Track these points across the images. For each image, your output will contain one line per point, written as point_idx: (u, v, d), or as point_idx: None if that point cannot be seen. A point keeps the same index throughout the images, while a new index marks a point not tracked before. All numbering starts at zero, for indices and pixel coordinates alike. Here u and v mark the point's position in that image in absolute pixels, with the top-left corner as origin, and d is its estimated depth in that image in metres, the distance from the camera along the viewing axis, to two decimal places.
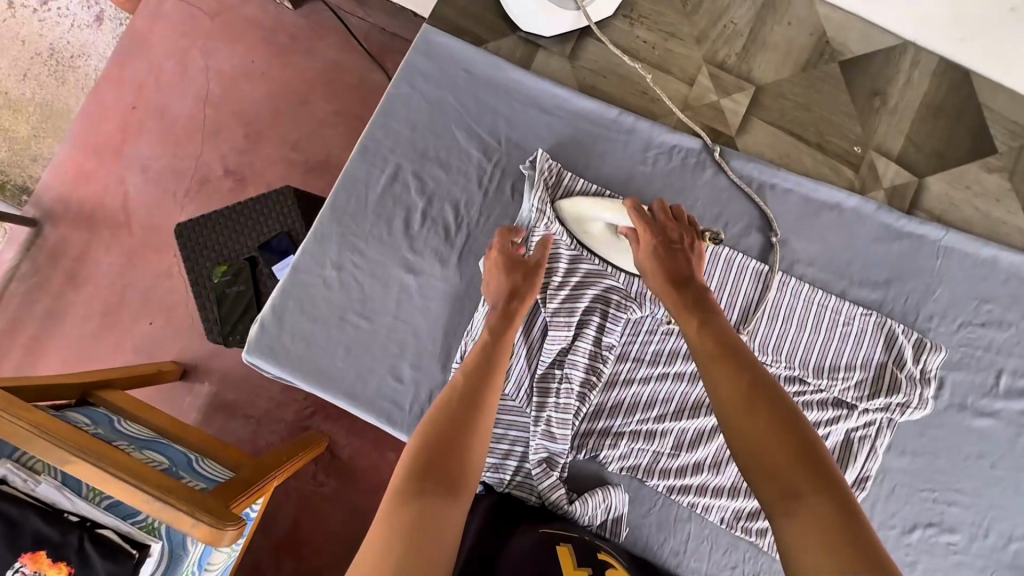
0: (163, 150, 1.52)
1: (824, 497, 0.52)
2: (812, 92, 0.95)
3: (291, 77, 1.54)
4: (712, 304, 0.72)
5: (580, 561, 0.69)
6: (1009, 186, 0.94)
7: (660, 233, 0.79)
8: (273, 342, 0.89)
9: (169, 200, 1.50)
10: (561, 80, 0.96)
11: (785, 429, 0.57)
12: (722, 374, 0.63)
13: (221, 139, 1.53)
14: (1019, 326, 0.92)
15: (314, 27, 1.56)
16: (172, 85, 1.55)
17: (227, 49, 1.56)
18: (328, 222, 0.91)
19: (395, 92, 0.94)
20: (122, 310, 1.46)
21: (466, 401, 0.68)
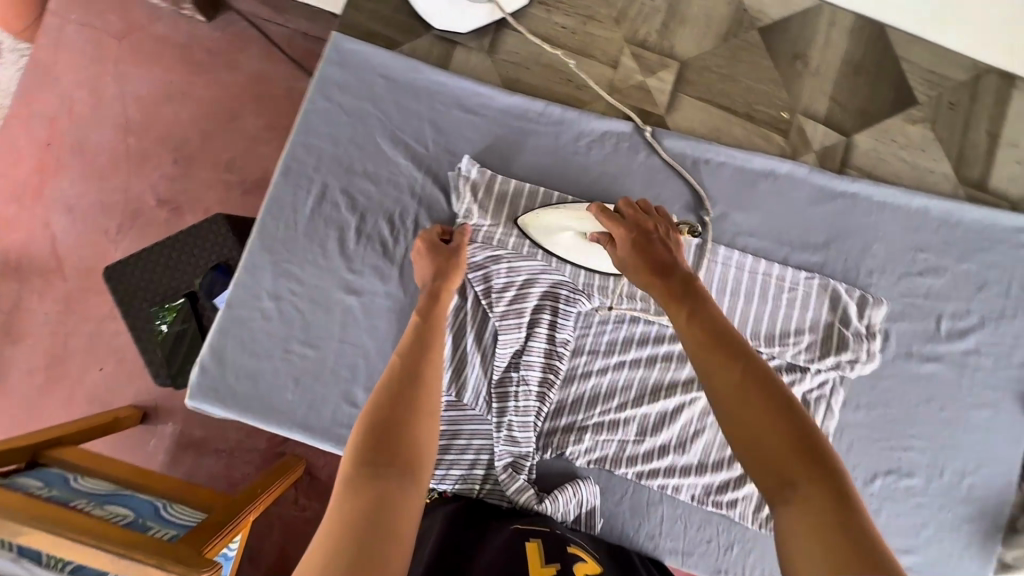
0: (87, 186, 1.44)
1: (820, 484, 0.48)
2: (735, 62, 0.95)
3: (213, 96, 1.47)
4: (700, 288, 0.65)
5: (548, 557, 0.65)
6: (932, 135, 0.96)
7: (635, 227, 0.73)
8: (217, 383, 0.85)
9: (101, 239, 1.42)
10: (482, 76, 0.93)
11: (781, 414, 0.52)
12: (714, 360, 0.58)
13: (148, 168, 1.45)
14: (953, 270, 0.94)
15: (231, 39, 1.48)
16: (86, 116, 1.45)
17: (140, 71, 1.47)
18: (259, 252, 0.87)
19: (313, 107, 0.90)
20: (67, 360, 1.38)
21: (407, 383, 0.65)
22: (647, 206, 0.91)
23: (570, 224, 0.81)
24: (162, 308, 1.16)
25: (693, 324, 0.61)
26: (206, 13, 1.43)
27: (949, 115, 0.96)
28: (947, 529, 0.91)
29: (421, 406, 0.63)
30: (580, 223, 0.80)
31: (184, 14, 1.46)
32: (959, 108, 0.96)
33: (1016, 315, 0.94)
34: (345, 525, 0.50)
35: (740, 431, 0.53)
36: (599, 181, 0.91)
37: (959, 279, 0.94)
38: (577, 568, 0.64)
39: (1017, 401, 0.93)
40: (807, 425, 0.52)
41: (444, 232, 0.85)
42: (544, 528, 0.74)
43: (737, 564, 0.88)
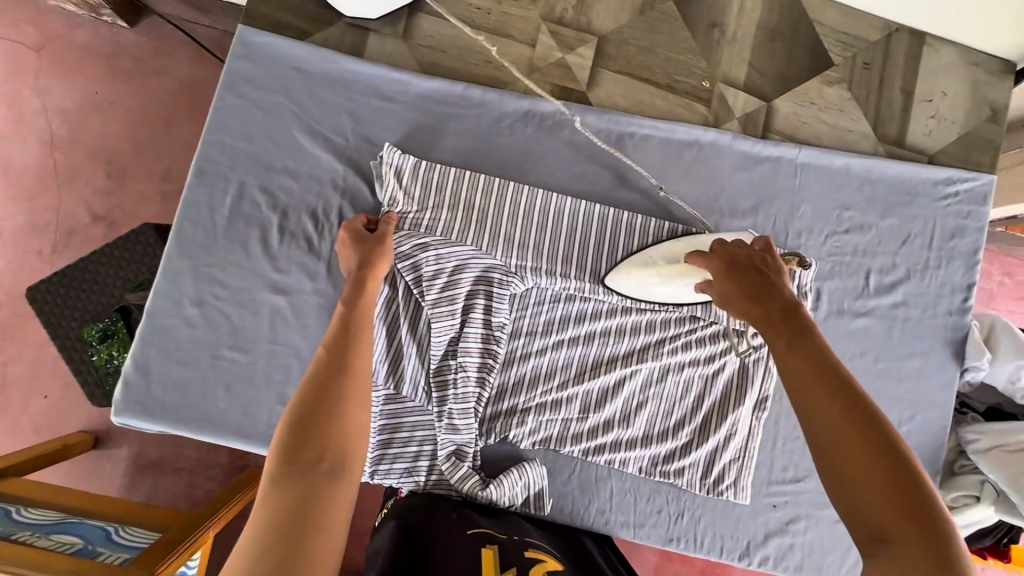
0: (12, 207, 1.37)
1: (924, 545, 0.43)
2: (653, 34, 0.95)
3: (139, 103, 1.41)
4: (806, 316, 0.58)
5: (505, 562, 0.63)
6: (849, 96, 0.98)
7: (730, 258, 0.67)
8: (143, 396, 0.82)
9: (33, 261, 1.36)
10: (399, 62, 0.92)
11: (887, 467, 0.46)
12: (817, 399, 0.52)
13: (78, 184, 1.39)
14: (878, 226, 0.96)
15: (155, 44, 1.42)
16: (5, 133, 1.38)
17: (60, 83, 1.40)
18: (178, 257, 0.84)
19: (223, 103, 0.86)
20: (5, 391, 1.32)
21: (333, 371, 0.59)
22: (574, 184, 0.91)
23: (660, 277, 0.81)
24: (104, 342, 1.11)
25: (800, 360, 0.54)
26: (127, 18, 1.37)
27: (863, 75, 0.99)
28: None
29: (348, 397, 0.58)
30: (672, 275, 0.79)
31: (103, 20, 1.40)
32: (873, 68, 0.99)
33: (939, 265, 0.97)
34: (268, 539, 0.46)
35: (841, 476, 0.48)
36: (525, 163, 0.91)
37: (884, 234, 0.96)
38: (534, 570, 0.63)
39: (946, 349, 0.96)
40: (915, 481, 0.46)
41: (366, 220, 0.82)
42: (501, 532, 0.72)
43: (688, 531, 0.90)
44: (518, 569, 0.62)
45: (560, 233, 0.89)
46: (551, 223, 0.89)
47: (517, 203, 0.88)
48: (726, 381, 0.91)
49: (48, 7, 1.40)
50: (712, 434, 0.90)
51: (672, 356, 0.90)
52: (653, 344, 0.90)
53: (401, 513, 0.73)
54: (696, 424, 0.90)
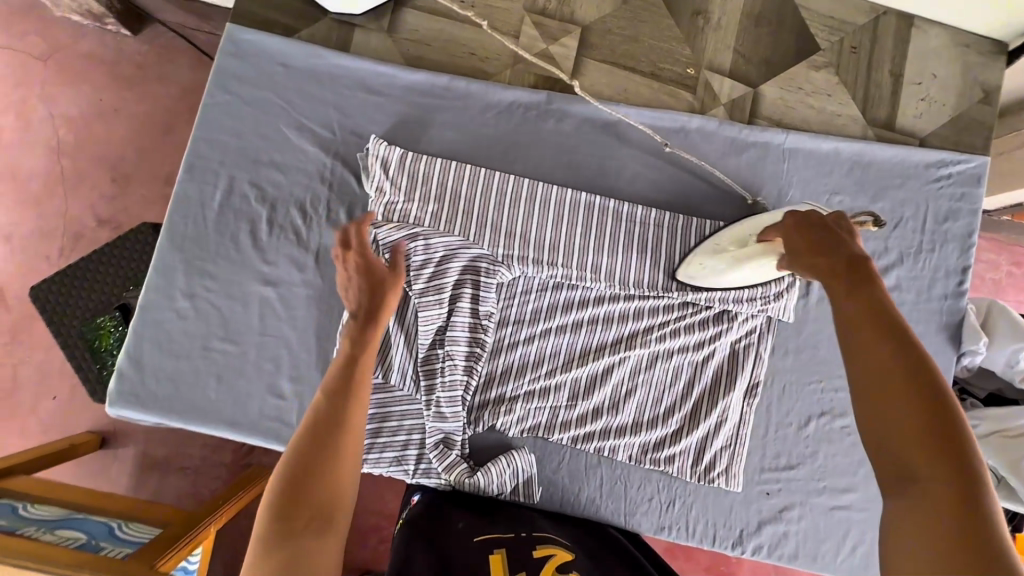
0: (20, 212, 1.40)
1: (954, 491, 0.42)
2: (637, 23, 0.95)
3: (140, 108, 1.44)
4: (875, 277, 0.55)
5: (512, 565, 0.62)
6: (836, 80, 0.98)
7: (814, 224, 0.62)
8: (136, 387, 0.83)
9: (40, 264, 1.39)
10: (384, 57, 0.93)
11: (925, 415, 0.45)
12: (862, 347, 0.50)
13: (83, 188, 1.42)
14: (869, 210, 0.95)
15: (157, 50, 1.45)
16: (13, 142, 1.41)
17: (66, 91, 1.43)
18: (170, 252, 0.86)
19: (213, 101, 0.88)
20: (15, 392, 1.35)
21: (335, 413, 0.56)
22: (560, 174, 0.92)
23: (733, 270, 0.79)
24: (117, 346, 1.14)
25: (853, 309, 0.53)
26: (128, 26, 1.40)
27: (851, 59, 0.98)
28: None
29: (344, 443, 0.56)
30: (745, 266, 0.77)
31: (106, 28, 1.43)
32: (860, 51, 0.98)
33: (933, 248, 0.96)
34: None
35: (874, 419, 0.47)
36: (510, 153, 0.91)
37: (874, 218, 0.95)
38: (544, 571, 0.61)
39: (942, 333, 0.95)
40: (954, 427, 0.44)
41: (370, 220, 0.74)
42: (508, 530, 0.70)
43: (680, 519, 0.89)
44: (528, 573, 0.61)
45: (545, 221, 0.89)
46: (537, 211, 0.89)
47: (502, 192, 0.89)
48: (717, 368, 0.90)
49: (53, 17, 1.44)
50: (702, 421, 0.89)
51: (661, 343, 0.89)
52: (641, 331, 0.89)
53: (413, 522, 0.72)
54: (686, 411, 0.90)
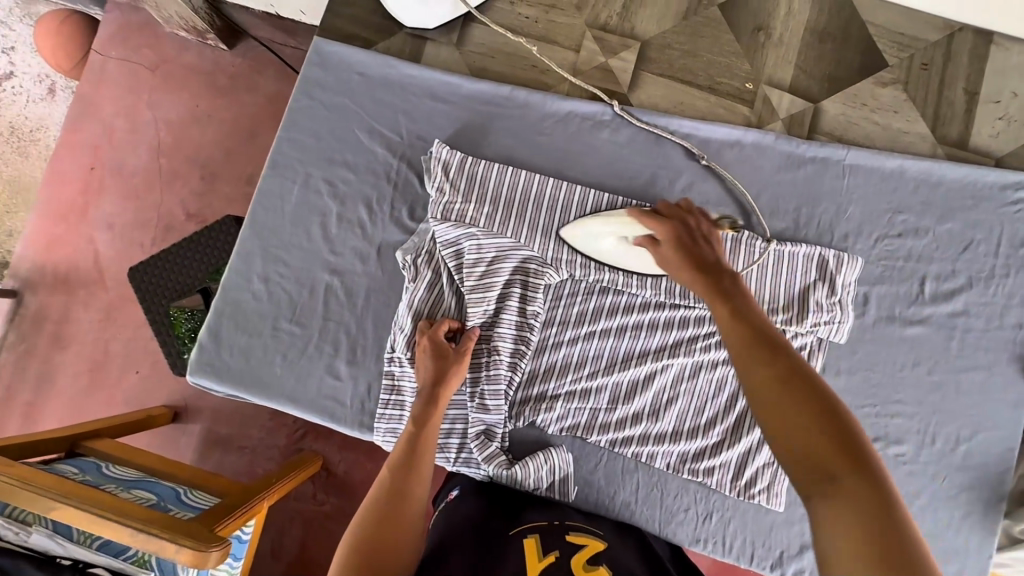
0: (124, 204, 1.57)
1: (860, 477, 0.45)
2: (696, 38, 0.97)
3: (232, 113, 1.59)
4: (745, 289, 0.60)
5: (546, 549, 0.66)
6: (905, 96, 0.95)
7: (682, 226, 0.66)
8: (213, 359, 0.92)
9: (136, 251, 1.55)
10: (451, 68, 0.99)
11: (822, 412, 0.49)
12: (746, 360, 0.54)
13: (177, 185, 1.58)
14: (936, 231, 0.92)
15: (250, 63, 1.61)
16: (123, 141, 1.60)
17: (170, 98, 1.61)
18: (250, 239, 0.95)
19: (297, 106, 0.97)
20: (107, 365, 1.50)
21: (395, 492, 0.69)
22: (612, 182, 0.94)
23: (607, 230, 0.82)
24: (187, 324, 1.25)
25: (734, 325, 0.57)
26: (226, 40, 1.56)
27: (921, 75, 0.96)
28: (942, 498, 0.87)
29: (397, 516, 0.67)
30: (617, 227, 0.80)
31: (208, 43, 1.60)
32: (932, 68, 0.95)
33: (1007, 274, 0.91)
34: None
35: (776, 426, 0.50)
36: (564, 160, 0.95)
37: (941, 239, 0.92)
38: (576, 555, 0.65)
39: (1014, 364, 0.89)
40: (846, 426, 0.48)
41: (453, 327, 0.87)
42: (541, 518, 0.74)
43: (717, 533, 0.88)
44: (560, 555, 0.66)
45: None
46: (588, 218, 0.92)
47: (555, 197, 0.92)
48: None
49: (164, 33, 1.62)
50: (744, 435, 0.88)
51: (706, 353, 0.89)
52: (685, 340, 0.90)
53: (454, 514, 0.75)
54: (728, 423, 0.89)
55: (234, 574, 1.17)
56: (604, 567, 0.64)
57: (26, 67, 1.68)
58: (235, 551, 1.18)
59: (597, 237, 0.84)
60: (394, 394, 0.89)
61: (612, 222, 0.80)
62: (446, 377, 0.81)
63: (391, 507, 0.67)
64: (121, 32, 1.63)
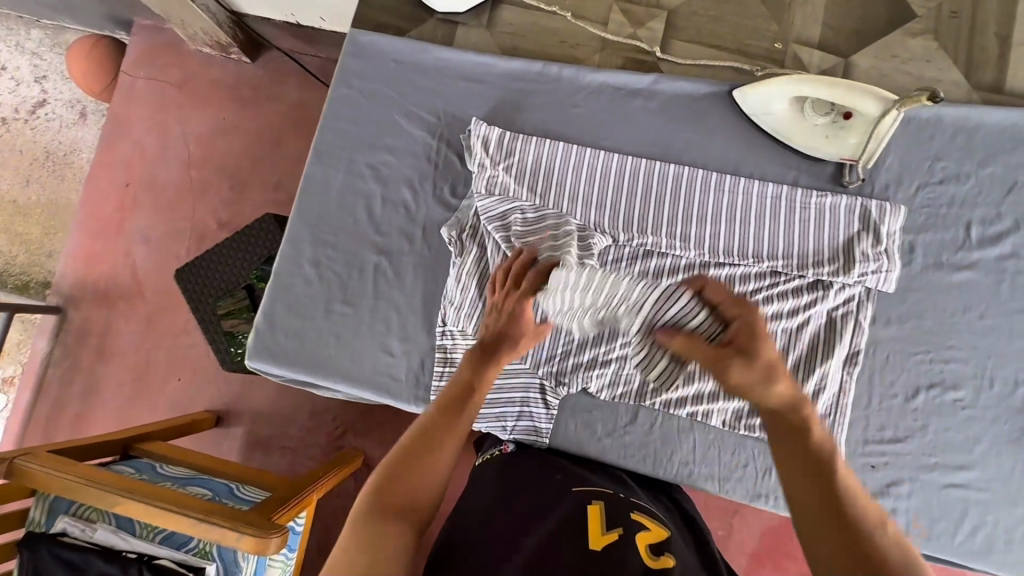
0: (159, 217, 1.62)
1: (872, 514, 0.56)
2: (721, 4, 0.99)
3: (259, 123, 1.64)
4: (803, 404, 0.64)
5: (609, 522, 0.65)
6: (936, 46, 0.95)
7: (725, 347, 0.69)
8: (270, 344, 0.95)
9: (171, 261, 1.60)
10: (483, 49, 1.01)
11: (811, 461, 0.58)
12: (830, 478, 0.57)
13: (210, 194, 1.63)
14: (977, 175, 0.92)
15: (273, 74, 1.66)
16: (155, 157, 1.65)
17: (198, 112, 1.66)
18: (298, 226, 0.98)
19: (336, 97, 1.01)
20: (151, 373, 1.55)
21: (427, 440, 0.66)
22: (648, 149, 0.96)
23: (800, 88, 0.86)
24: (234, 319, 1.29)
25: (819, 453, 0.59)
26: (247, 52, 1.62)
27: (951, 23, 0.96)
28: (1003, 442, 0.86)
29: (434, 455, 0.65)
30: (809, 87, 0.85)
31: (231, 58, 1.65)
32: (962, 16, 0.96)
33: None
34: None
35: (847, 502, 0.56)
36: (600, 131, 0.97)
37: (984, 184, 0.92)
38: (638, 535, 0.64)
39: None
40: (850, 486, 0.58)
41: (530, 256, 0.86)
42: (607, 488, 0.77)
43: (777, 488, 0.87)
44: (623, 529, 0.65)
45: (635, 194, 0.94)
46: (628, 185, 0.94)
47: (593, 167, 0.94)
48: (813, 336, 0.89)
49: (190, 49, 1.68)
50: (799, 388, 0.88)
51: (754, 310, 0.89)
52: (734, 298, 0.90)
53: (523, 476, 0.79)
54: None
55: (289, 564, 1.15)
56: (668, 558, 0.61)
57: (59, 93, 1.74)
58: (289, 543, 1.17)
59: (776, 94, 0.89)
60: (448, 366, 0.91)
61: (812, 84, 0.85)
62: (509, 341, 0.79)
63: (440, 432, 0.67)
64: (147, 54, 1.69)
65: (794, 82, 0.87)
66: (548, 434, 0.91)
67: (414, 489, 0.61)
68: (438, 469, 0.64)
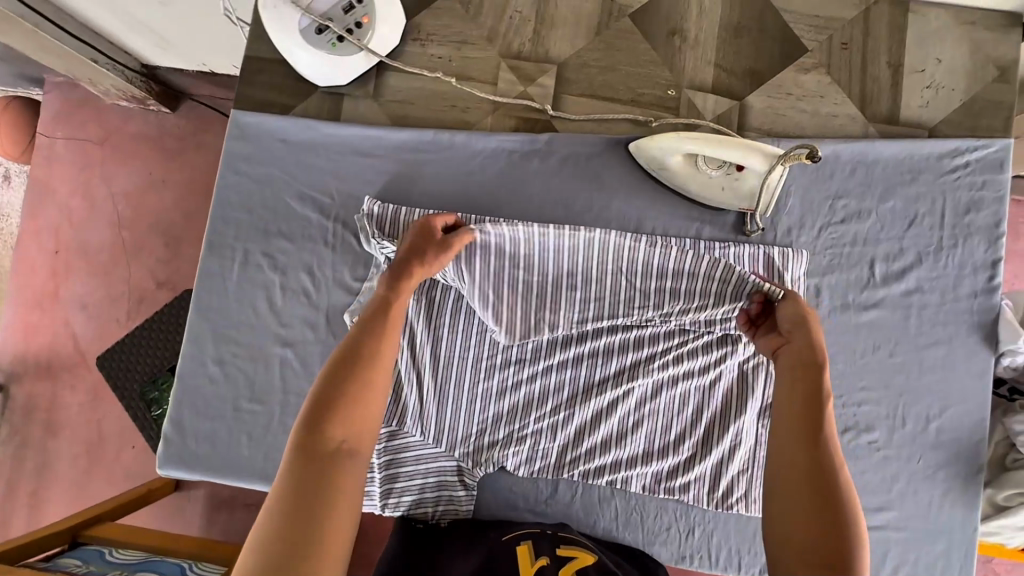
0: (94, 283, 1.52)
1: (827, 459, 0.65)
2: (611, 53, 0.96)
3: (189, 175, 1.53)
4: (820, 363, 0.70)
5: (537, 554, 0.74)
6: (829, 80, 0.94)
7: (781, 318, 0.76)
8: (180, 449, 0.92)
9: (113, 328, 1.50)
10: (372, 120, 0.98)
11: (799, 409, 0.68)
12: (792, 413, 0.69)
13: (144, 255, 1.52)
14: (879, 211, 0.91)
15: (197, 122, 1.54)
16: (84, 219, 1.54)
17: (123, 168, 1.54)
18: (197, 324, 0.95)
19: (224, 183, 0.97)
20: (105, 444, 1.47)
21: (351, 362, 0.69)
22: (549, 212, 0.93)
23: (687, 147, 0.84)
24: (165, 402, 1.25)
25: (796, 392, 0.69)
26: (167, 103, 1.49)
27: (843, 55, 0.94)
28: (919, 479, 0.87)
29: (365, 380, 0.68)
30: (692, 146, 0.84)
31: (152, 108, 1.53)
32: (853, 47, 0.94)
33: (955, 243, 0.90)
34: (293, 510, 0.58)
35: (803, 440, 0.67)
36: (498, 198, 0.94)
37: (886, 219, 0.91)
38: (563, 561, 0.72)
39: (974, 334, 0.89)
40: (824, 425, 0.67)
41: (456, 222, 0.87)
42: (535, 528, 0.83)
43: (701, 548, 0.88)
44: (549, 558, 0.73)
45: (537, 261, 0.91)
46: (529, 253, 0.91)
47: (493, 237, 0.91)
48: (725, 391, 0.89)
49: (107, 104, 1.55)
50: (714, 446, 0.88)
51: (665, 371, 0.89)
52: (643, 360, 0.89)
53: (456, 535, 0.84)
54: (698, 437, 0.88)
55: None
56: None
57: None
58: None
59: (666, 151, 0.87)
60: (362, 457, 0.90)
61: (699, 142, 0.84)
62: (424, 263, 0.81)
63: (363, 352, 0.70)
64: (66, 109, 1.56)
65: (684, 138, 0.84)
66: (471, 513, 0.91)
67: (344, 430, 0.64)
68: (365, 408, 0.67)
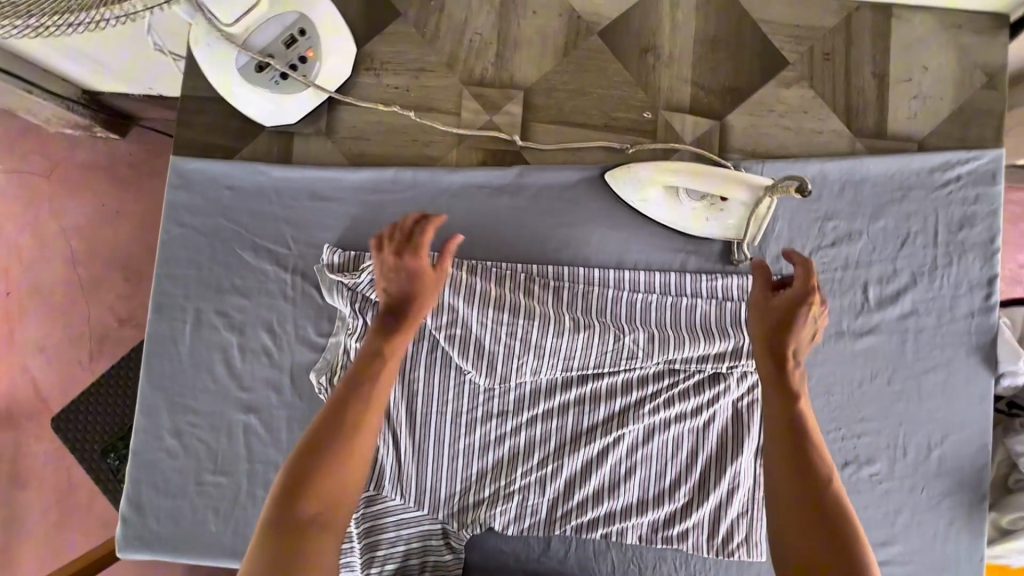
0: (54, 324, 1.28)
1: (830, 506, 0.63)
2: (581, 75, 0.89)
3: (148, 204, 1.30)
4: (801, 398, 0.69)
5: None
6: (812, 93, 0.88)
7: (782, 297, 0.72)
8: (141, 531, 0.85)
9: (79, 373, 1.27)
10: (327, 160, 0.90)
11: (787, 435, 0.68)
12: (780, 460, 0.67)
13: (104, 291, 1.29)
14: (869, 232, 0.86)
15: (153, 147, 1.31)
16: (35, 255, 1.29)
17: (75, 198, 1.30)
18: (149, 393, 0.87)
19: (168, 237, 0.88)
20: (74, 493, 1.25)
21: (330, 430, 0.64)
22: (524, 250, 0.87)
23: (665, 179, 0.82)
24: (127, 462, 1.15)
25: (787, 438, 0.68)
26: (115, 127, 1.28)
27: (826, 66, 0.89)
28: (924, 510, 0.84)
29: (345, 449, 0.64)
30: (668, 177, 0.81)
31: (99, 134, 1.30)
32: (835, 57, 0.89)
33: (950, 261, 0.86)
34: None
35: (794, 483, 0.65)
36: (469, 238, 0.87)
37: (877, 239, 0.86)
38: None
39: (973, 355, 0.85)
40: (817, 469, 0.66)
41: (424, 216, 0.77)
42: None
43: None
44: None
45: None
46: None
47: None
48: (720, 431, 0.84)
49: (51, 132, 1.30)
50: (712, 491, 0.83)
51: (656, 415, 0.83)
52: (632, 406, 0.84)
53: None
54: (693, 482, 0.84)
55: None
56: None
57: None
58: None
59: (643, 183, 0.83)
60: None
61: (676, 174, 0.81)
62: (411, 304, 0.72)
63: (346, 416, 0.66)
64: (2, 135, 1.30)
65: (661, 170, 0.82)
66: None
67: (319, 503, 0.61)
68: (343, 478, 0.63)
